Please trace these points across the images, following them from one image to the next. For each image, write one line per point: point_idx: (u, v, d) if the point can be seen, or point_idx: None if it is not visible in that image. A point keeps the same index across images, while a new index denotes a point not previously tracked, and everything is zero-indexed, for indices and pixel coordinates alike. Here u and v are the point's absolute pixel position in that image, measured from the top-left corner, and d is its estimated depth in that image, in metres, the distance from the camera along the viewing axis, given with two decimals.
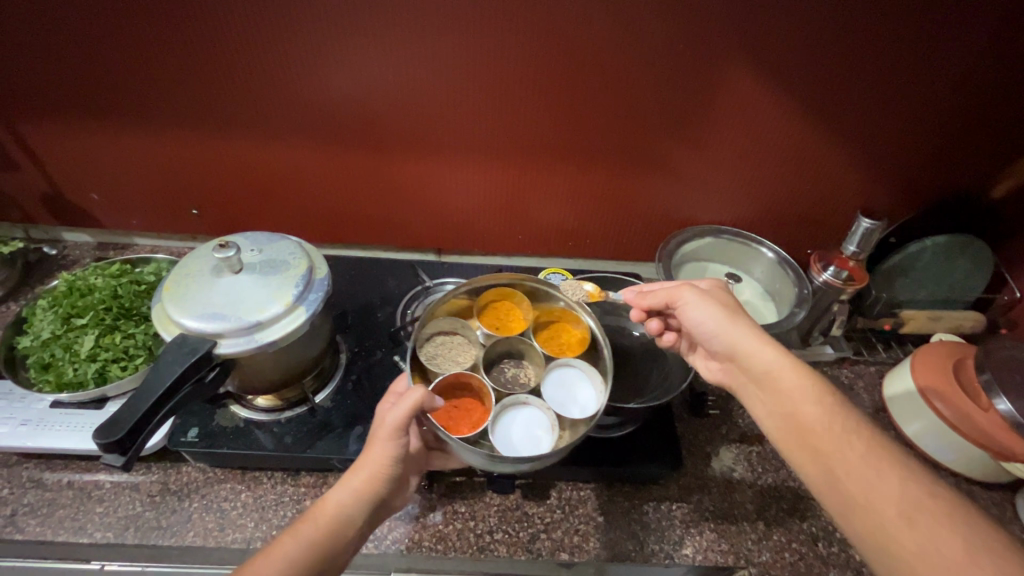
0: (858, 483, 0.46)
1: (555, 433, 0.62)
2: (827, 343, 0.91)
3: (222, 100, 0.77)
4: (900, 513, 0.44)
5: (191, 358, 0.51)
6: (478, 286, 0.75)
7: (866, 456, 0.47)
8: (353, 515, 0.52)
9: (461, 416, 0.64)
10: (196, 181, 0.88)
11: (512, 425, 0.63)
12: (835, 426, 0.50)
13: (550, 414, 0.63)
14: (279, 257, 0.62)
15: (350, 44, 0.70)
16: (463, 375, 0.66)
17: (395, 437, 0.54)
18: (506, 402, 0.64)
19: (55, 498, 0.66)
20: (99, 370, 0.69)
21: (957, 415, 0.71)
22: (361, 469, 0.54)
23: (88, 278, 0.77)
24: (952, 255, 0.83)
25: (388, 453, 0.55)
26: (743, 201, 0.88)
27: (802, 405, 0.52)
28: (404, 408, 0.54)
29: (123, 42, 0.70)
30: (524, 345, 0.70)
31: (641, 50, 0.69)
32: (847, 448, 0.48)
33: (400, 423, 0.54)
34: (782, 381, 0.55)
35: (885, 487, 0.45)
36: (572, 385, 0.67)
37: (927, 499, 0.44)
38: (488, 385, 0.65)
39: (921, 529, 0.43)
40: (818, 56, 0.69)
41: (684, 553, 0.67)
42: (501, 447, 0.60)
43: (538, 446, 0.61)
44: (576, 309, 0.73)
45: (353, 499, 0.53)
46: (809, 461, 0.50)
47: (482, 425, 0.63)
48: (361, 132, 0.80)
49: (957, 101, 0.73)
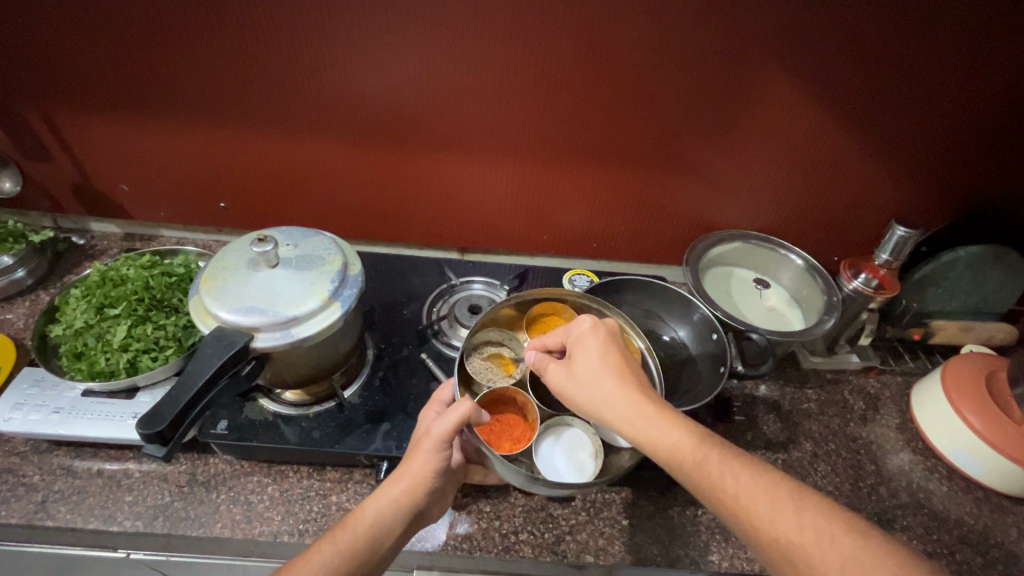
0: (738, 525, 0.44)
1: (598, 460, 0.63)
2: (853, 352, 0.90)
3: (256, 95, 0.77)
4: (781, 554, 0.42)
5: (229, 350, 0.52)
6: (526, 299, 0.74)
7: (736, 494, 0.44)
8: (391, 524, 0.53)
9: (503, 432, 0.64)
10: (224, 175, 0.88)
11: (556, 447, 0.64)
12: (708, 467, 0.46)
13: (596, 439, 0.64)
14: (314, 253, 0.62)
15: (386, 42, 0.70)
16: (508, 391, 0.66)
17: (440, 449, 0.56)
18: (552, 423, 0.65)
19: (85, 486, 0.67)
20: (131, 360, 0.69)
21: (989, 427, 0.70)
22: (401, 480, 0.55)
23: (120, 268, 0.77)
24: (986, 266, 0.82)
25: (431, 466, 0.55)
26: (774, 206, 0.87)
27: (667, 459, 0.47)
28: (451, 421, 0.56)
29: (161, 35, 0.71)
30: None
31: (679, 52, 0.69)
32: (717, 492, 0.45)
33: (446, 434, 0.55)
34: (646, 436, 0.49)
35: (762, 526, 0.43)
36: None
37: (809, 532, 0.42)
38: (534, 403, 0.65)
39: (802, 569, 0.41)
40: (857, 63, 0.68)
41: (710, 559, 0.66)
42: (544, 468, 0.61)
43: (582, 470, 0.62)
44: (628, 332, 0.70)
45: (392, 509, 0.53)
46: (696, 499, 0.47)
47: (524, 444, 0.63)
48: (392, 129, 0.80)
49: (999, 110, 0.72)
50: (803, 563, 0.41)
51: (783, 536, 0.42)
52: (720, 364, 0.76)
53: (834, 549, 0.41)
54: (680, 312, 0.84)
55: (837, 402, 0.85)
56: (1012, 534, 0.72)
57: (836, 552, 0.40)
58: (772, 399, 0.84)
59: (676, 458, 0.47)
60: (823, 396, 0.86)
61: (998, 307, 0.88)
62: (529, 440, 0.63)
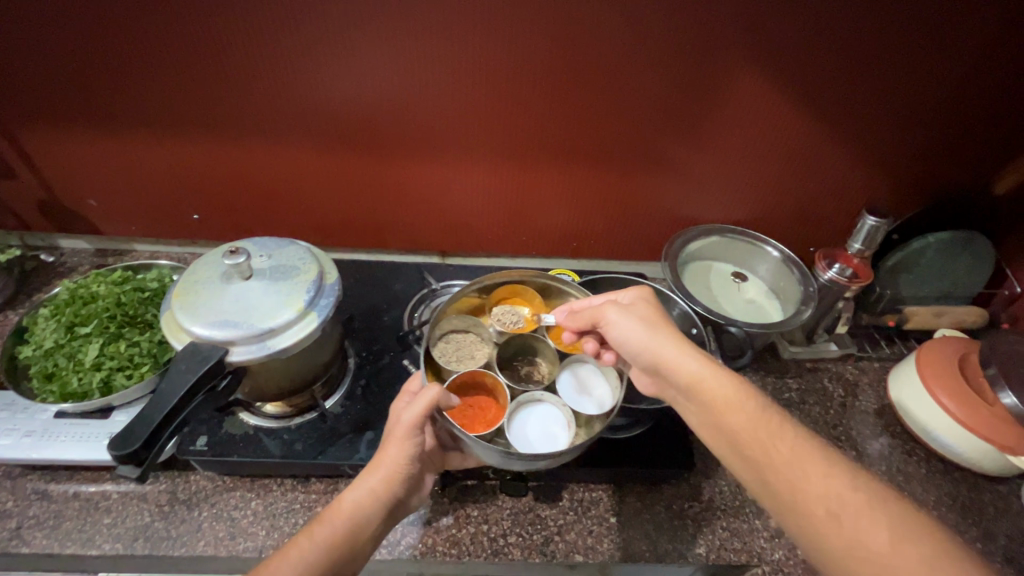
0: (785, 484, 0.45)
1: (572, 431, 0.64)
2: (832, 340, 0.91)
3: (224, 104, 0.76)
4: (827, 510, 0.43)
5: (203, 367, 0.51)
6: (487, 284, 0.74)
7: (790, 456, 0.46)
8: (370, 514, 0.52)
9: (476, 415, 0.64)
10: (195, 185, 0.87)
11: (528, 423, 0.64)
12: (759, 430, 0.48)
13: (566, 411, 0.65)
14: (289, 263, 0.61)
15: (354, 46, 0.69)
16: (477, 374, 0.66)
17: (412, 436, 0.55)
18: (522, 400, 0.66)
19: (61, 510, 0.65)
20: (105, 379, 0.68)
21: (962, 409, 0.72)
22: (377, 470, 0.54)
23: (90, 285, 0.76)
24: (954, 252, 0.85)
25: (405, 452, 0.55)
26: (748, 199, 0.88)
27: (722, 402, 0.50)
28: (420, 407, 0.55)
29: (123, 47, 0.69)
30: (536, 342, 0.71)
31: (646, 50, 0.69)
32: (773, 445, 0.47)
33: (416, 420, 0.54)
34: (704, 383, 0.52)
35: (813, 484, 0.45)
36: (586, 381, 0.69)
37: (850, 499, 0.43)
38: (503, 384, 0.65)
39: (849, 527, 0.42)
40: (823, 56, 0.69)
41: (698, 552, 0.67)
42: (517, 441, 0.62)
43: (555, 443, 0.63)
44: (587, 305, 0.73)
45: (370, 499, 0.53)
46: (739, 462, 0.48)
47: (498, 422, 0.63)
48: (365, 135, 0.79)
49: (961, 99, 0.74)
50: (852, 523, 0.42)
51: (825, 501, 0.44)
52: None
53: (880, 513, 0.42)
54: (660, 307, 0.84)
55: (817, 390, 0.86)
56: (989, 512, 0.74)
57: (883, 517, 0.42)
58: None
59: (734, 404, 0.50)
60: (803, 385, 0.87)
61: (969, 291, 0.91)
62: (502, 419, 0.64)
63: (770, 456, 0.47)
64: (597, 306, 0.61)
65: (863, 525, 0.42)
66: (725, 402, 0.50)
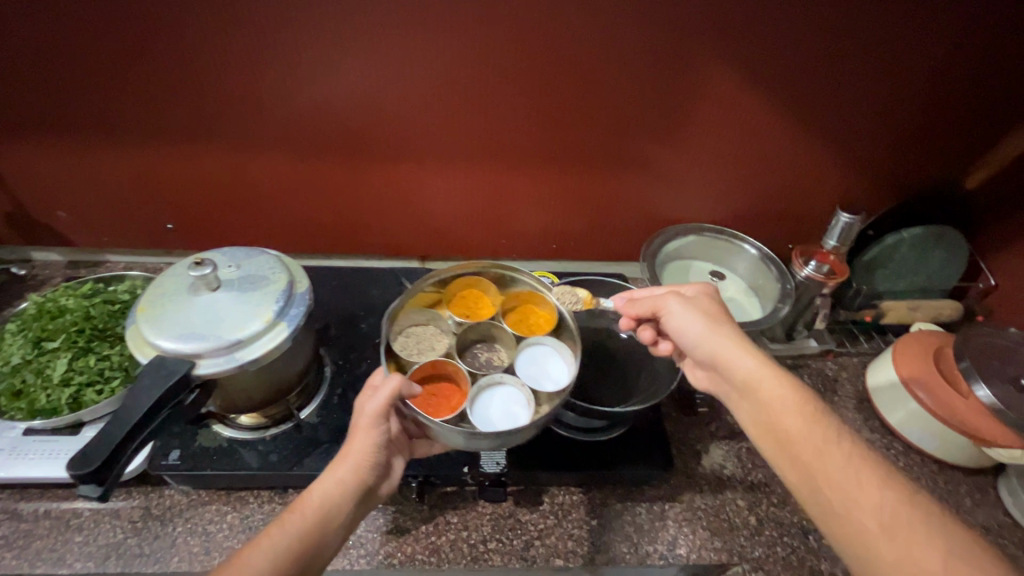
0: (836, 496, 0.47)
1: (532, 408, 0.64)
2: (812, 336, 0.91)
3: (194, 113, 0.75)
4: (880, 524, 0.45)
5: (168, 381, 0.50)
6: (444, 277, 0.73)
7: (846, 466, 0.48)
8: (339, 503, 0.51)
9: (439, 403, 0.64)
10: (167, 195, 0.86)
11: (489, 406, 0.64)
12: (812, 438, 0.50)
13: (526, 390, 0.65)
14: (258, 273, 0.60)
15: (322, 53, 0.69)
16: (438, 362, 0.67)
17: (377, 423, 0.55)
18: (482, 383, 0.66)
19: (31, 529, 0.64)
20: (74, 394, 0.66)
21: (936, 402, 0.73)
22: (345, 461, 0.53)
23: (59, 299, 0.74)
24: (928, 246, 0.86)
25: (372, 441, 0.54)
26: (725, 198, 0.89)
27: (777, 407, 0.53)
28: (383, 395, 0.55)
29: (85, 56, 0.68)
30: (494, 329, 0.71)
31: (617, 53, 0.69)
32: (828, 453, 0.49)
33: (380, 408, 0.54)
34: (762, 385, 0.55)
35: (865, 498, 0.46)
36: (543, 362, 0.69)
37: (890, 515, 0.45)
38: (464, 370, 0.67)
39: (901, 543, 0.44)
40: (792, 56, 0.70)
41: (679, 552, 0.67)
42: (479, 424, 0.62)
43: (516, 422, 0.63)
44: (542, 291, 0.73)
45: (339, 489, 0.52)
46: (788, 466, 0.51)
47: (461, 405, 0.64)
48: (339, 141, 0.79)
49: (930, 97, 0.74)
50: (905, 539, 0.44)
51: (875, 515, 0.45)
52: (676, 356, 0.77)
53: (930, 532, 0.44)
54: None
55: None
56: (967, 504, 0.74)
57: (928, 533, 0.44)
58: None
59: (792, 409, 0.52)
60: None
61: (944, 285, 0.91)
62: (464, 402, 0.64)
63: (825, 465, 0.48)
64: (658, 296, 0.64)
65: (915, 540, 0.44)
66: (782, 404, 0.53)
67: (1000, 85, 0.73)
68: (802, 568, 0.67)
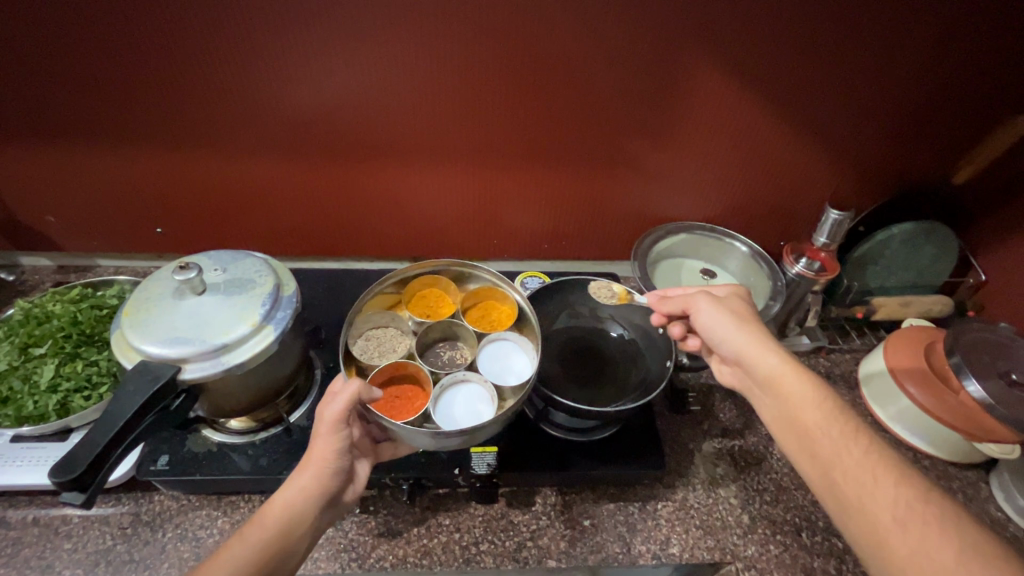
0: (850, 488, 0.48)
1: (495, 404, 0.65)
2: (804, 334, 0.92)
3: (182, 115, 0.74)
4: (895, 518, 0.45)
5: (153, 385, 0.50)
6: (404, 277, 0.76)
7: (863, 461, 0.48)
8: (302, 513, 0.51)
9: (403, 405, 0.65)
10: (156, 198, 0.85)
11: (453, 405, 0.65)
12: (830, 434, 0.51)
13: (488, 386, 0.66)
14: (244, 276, 0.60)
15: (310, 56, 0.68)
16: (400, 364, 0.67)
17: (338, 429, 0.54)
18: (445, 382, 0.66)
19: (20, 536, 0.64)
20: (62, 401, 0.66)
21: (929, 398, 0.73)
22: (306, 468, 0.53)
23: (46, 305, 0.74)
24: (918, 241, 0.85)
25: (333, 447, 0.54)
26: (715, 196, 0.89)
27: (797, 402, 0.54)
28: (342, 400, 0.54)
29: (70, 60, 0.68)
30: (455, 326, 0.73)
31: (605, 52, 0.69)
32: (846, 447, 0.50)
33: (340, 414, 0.54)
34: (785, 381, 0.56)
35: (879, 490, 0.47)
36: (506, 356, 0.71)
37: (897, 508, 0.45)
38: (425, 369, 0.67)
39: (913, 535, 0.44)
40: (780, 54, 0.69)
41: (671, 552, 0.67)
42: (442, 423, 0.63)
43: (480, 419, 0.64)
44: (503, 287, 0.76)
45: (301, 497, 0.51)
46: (807, 459, 0.52)
47: (423, 405, 0.65)
48: (328, 143, 0.78)
49: (918, 94, 0.74)
50: (917, 531, 0.44)
51: (888, 508, 0.45)
52: (666, 356, 0.77)
53: (942, 528, 0.43)
54: (628, 309, 0.83)
55: None
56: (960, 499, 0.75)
57: (939, 527, 0.43)
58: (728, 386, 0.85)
59: (812, 404, 0.53)
60: None
61: (934, 280, 0.91)
62: (427, 402, 0.65)
63: (841, 459, 0.49)
64: (689, 295, 0.66)
65: (929, 535, 0.43)
66: (802, 401, 0.54)
67: (987, 80, 0.73)
68: (795, 566, 0.67)
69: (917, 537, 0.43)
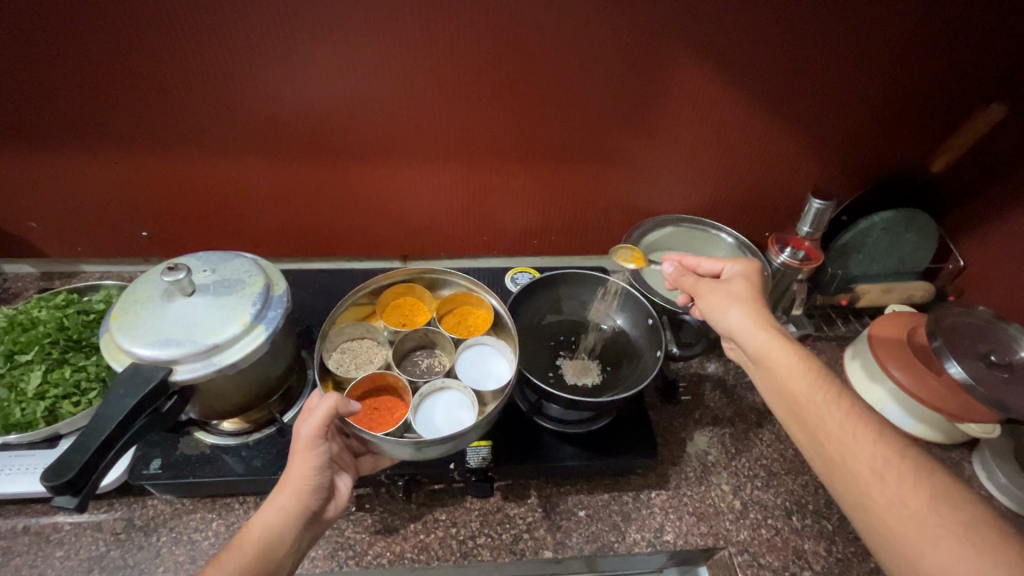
0: (833, 443, 0.50)
1: (476, 409, 0.66)
2: (790, 322, 0.91)
3: (164, 116, 0.74)
4: (872, 471, 0.47)
5: (145, 387, 0.49)
6: (376, 288, 0.76)
7: (844, 424, 0.51)
8: (281, 536, 0.51)
9: (381, 417, 0.65)
10: (141, 202, 0.84)
11: (434, 412, 0.66)
12: (814, 401, 0.53)
13: (469, 392, 0.67)
14: (234, 276, 0.60)
15: (292, 54, 0.68)
16: (378, 375, 0.67)
17: (315, 445, 0.53)
18: (423, 392, 0.67)
19: (10, 545, 0.63)
20: (50, 407, 0.65)
21: (909, 377, 0.74)
22: (284, 488, 0.53)
23: (31, 311, 0.73)
24: (899, 230, 0.88)
25: (310, 464, 0.53)
26: (700, 189, 0.90)
27: (784, 374, 0.56)
28: (317, 417, 0.53)
29: (47, 62, 0.67)
30: (433, 334, 0.73)
31: (588, 46, 0.70)
32: (828, 411, 0.52)
33: (316, 431, 0.53)
34: (772, 354, 0.57)
35: (857, 446, 0.49)
36: (483, 361, 0.72)
37: (877, 467, 0.47)
38: (404, 380, 0.67)
39: (892, 486, 0.46)
40: (760, 46, 0.70)
41: (665, 539, 0.68)
42: (424, 431, 0.63)
43: (461, 425, 0.64)
44: (477, 291, 0.77)
45: (279, 519, 0.51)
46: (796, 422, 0.54)
47: (401, 413, 0.65)
48: (314, 142, 0.78)
49: (895, 82, 0.76)
50: (891, 488, 0.46)
51: (866, 463, 0.48)
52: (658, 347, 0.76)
53: (916, 489, 0.45)
54: (619, 301, 0.82)
55: None
56: None
57: (916, 488, 0.46)
58: (718, 376, 0.86)
59: (798, 372, 0.55)
60: None
61: (916, 267, 0.93)
62: (406, 410, 0.65)
63: (824, 424, 0.51)
64: (696, 279, 0.68)
65: (904, 494, 0.46)
66: (790, 370, 0.56)
67: (961, 70, 0.75)
68: (787, 548, 0.68)
69: (894, 495, 0.46)
